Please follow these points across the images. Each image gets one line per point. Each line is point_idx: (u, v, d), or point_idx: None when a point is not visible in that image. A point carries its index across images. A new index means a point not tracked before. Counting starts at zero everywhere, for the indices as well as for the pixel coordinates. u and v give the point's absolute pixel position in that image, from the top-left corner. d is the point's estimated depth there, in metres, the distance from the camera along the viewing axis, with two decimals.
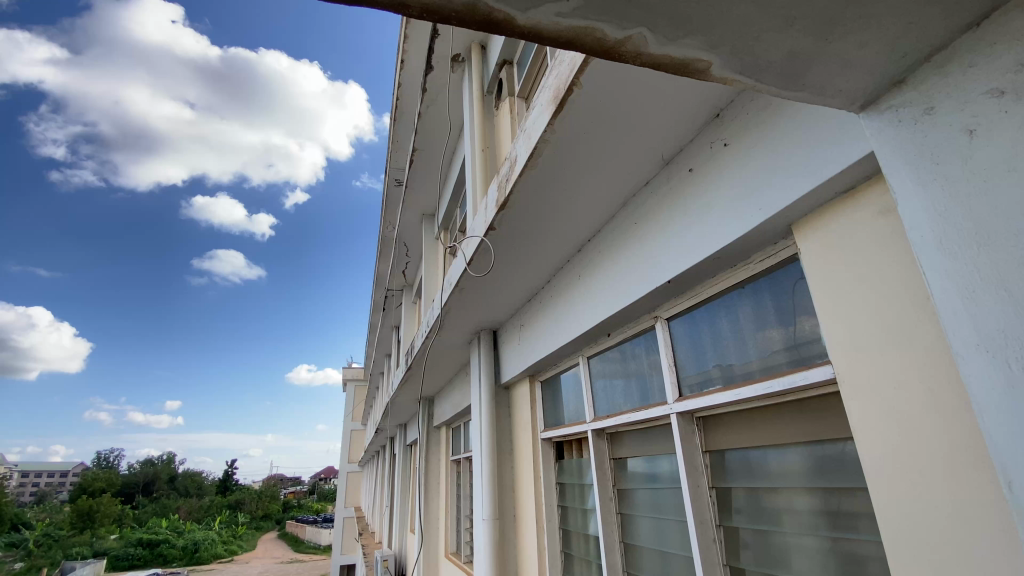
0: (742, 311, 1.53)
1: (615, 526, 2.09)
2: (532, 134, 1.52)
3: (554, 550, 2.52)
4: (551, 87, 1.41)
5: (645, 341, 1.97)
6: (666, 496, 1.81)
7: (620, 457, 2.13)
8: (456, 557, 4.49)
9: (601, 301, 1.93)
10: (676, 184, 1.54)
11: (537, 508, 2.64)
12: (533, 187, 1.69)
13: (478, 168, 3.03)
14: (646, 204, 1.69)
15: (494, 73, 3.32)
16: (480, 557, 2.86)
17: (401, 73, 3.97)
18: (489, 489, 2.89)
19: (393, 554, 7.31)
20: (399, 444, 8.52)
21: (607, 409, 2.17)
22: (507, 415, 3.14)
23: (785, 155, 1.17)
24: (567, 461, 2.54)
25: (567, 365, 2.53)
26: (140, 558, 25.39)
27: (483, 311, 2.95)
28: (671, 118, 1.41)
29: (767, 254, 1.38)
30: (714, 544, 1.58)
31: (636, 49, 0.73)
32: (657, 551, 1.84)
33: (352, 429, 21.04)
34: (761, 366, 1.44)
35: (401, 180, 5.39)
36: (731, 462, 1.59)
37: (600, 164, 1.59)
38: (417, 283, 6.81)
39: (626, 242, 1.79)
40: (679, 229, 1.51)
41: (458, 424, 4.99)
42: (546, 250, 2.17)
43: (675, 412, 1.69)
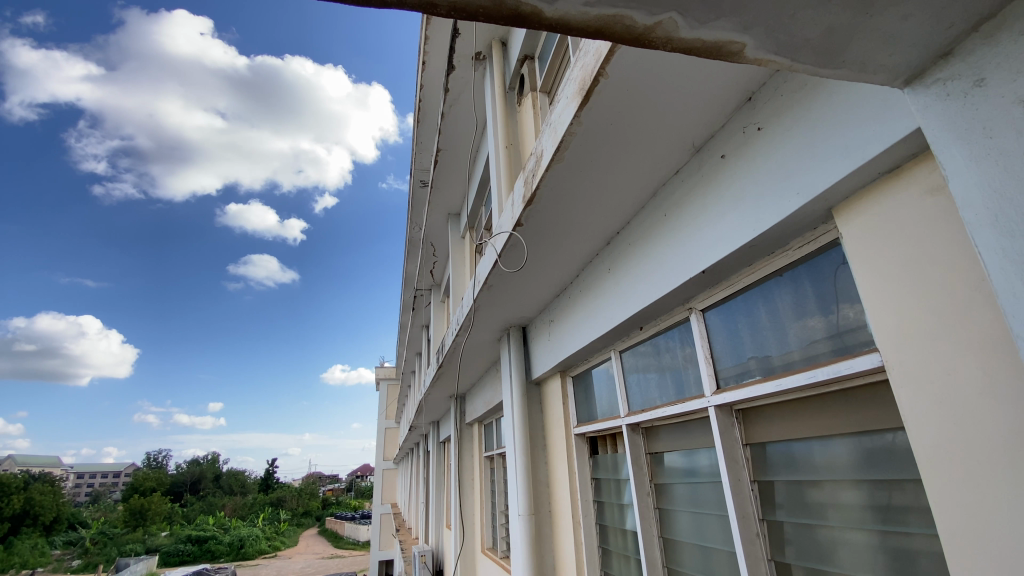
0: (780, 300, 1.49)
1: (653, 521, 2.07)
2: (558, 127, 1.50)
3: (591, 545, 2.51)
4: (576, 79, 1.40)
5: (680, 334, 1.93)
6: (706, 491, 1.78)
7: (657, 451, 2.10)
8: (493, 553, 4.51)
9: (633, 295, 1.91)
10: (708, 172, 1.51)
11: (572, 504, 2.63)
12: (561, 181, 1.68)
13: (503, 164, 3.04)
14: (676, 193, 1.66)
15: (515, 69, 3.32)
16: (518, 553, 2.86)
17: (423, 74, 4.02)
18: (524, 484, 2.89)
19: (431, 550, 7.42)
20: (433, 441, 8.62)
21: (641, 404, 2.15)
22: (539, 411, 3.14)
23: (823, 136, 1.13)
24: (602, 457, 2.53)
25: (598, 360, 2.52)
26: (190, 554, 26.48)
27: (512, 307, 2.95)
28: (700, 104, 1.37)
29: (806, 240, 1.34)
30: (758, 539, 1.54)
31: (666, 34, 0.72)
32: (698, 546, 1.81)
33: (386, 428, 21.42)
34: (802, 356, 1.39)
35: (426, 181, 5.45)
36: (773, 455, 1.55)
37: (628, 155, 1.56)
38: (445, 283, 6.88)
39: (657, 233, 1.76)
40: (712, 218, 1.48)
41: (490, 421, 5.02)
42: (575, 244, 2.15)
43: (712, 404, 1.66)
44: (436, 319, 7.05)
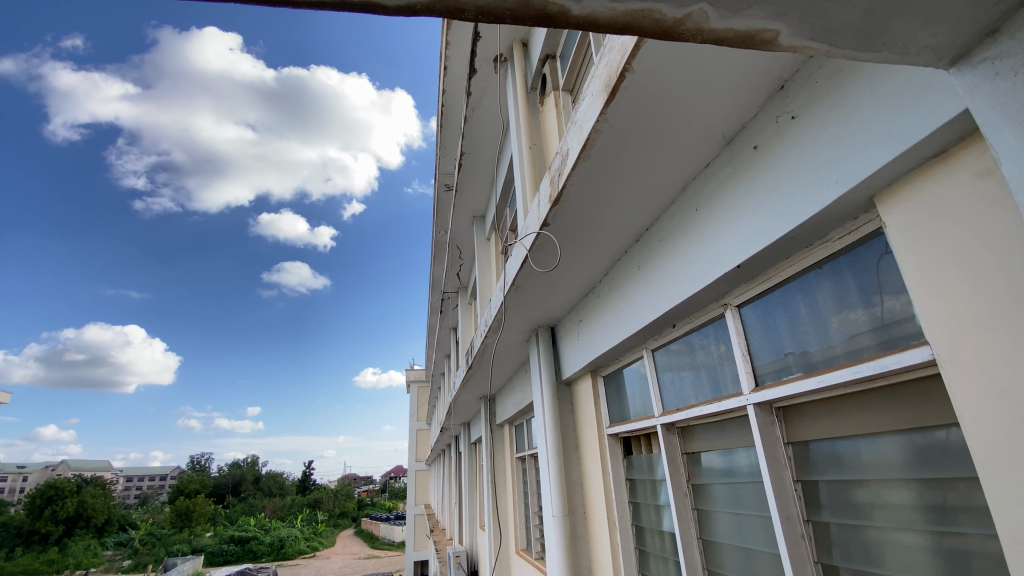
0: (821, 293, 1.44)
1: (691, 522, 2.03)
2: (584, 125, 1.49)
3: (628, 547, 2.48)
4: (601, 76, 1.39)
5: (714, 331, 1.89)
6: (746, 491, 1.73)
7: (694, 451, 2.06)
8: (528, 553, 4.50)
9: (665, 292, 1.88)
10: (741, 163, 1.47)
11: (607, 505, 2.60)
12: (587, 179, 1.66)
13: (527, 165, 3.04)
14: (707, 187, 1.62)
15: (537, 69, 3.31)
16: (553, 554, 2.84)
17: (445, 79, 4.05)
18: (557, 485, 2.88)
19: (465, 550, 7.46)
20: (464, 442, 8.67)
21: (676, 403, 2.11)
22: (570, 411, 3.12)
23: (863, 122, 1.09)
24: (637, 457, 2.50)
25: (630, 359, 2.49)
26: (233, 554, 27.32)
27: (541, 308, 2.95)
28: (730, 95, 1.34)
29: (847, 231, 1.29)
30: (803, 540, 1.49)
31: (697, 26, 0.70)
32: (739, 548, 1.77)
33: (418, 430, 21.66)
34: (845, 351, 1.35)
35: (450, 184, 5.49)
36: (817, 454, 1.50)
37: (657, 150, 1.54)
38: (472, 285, 6.92)
39: (688, 228, 1.73)
40: (746, 211, 1.44)
41: (521, 421, 5.02)
42: (603, 243, 2.14)
43: (751, 402, 1.61)
44: (464, 322, 7.09)
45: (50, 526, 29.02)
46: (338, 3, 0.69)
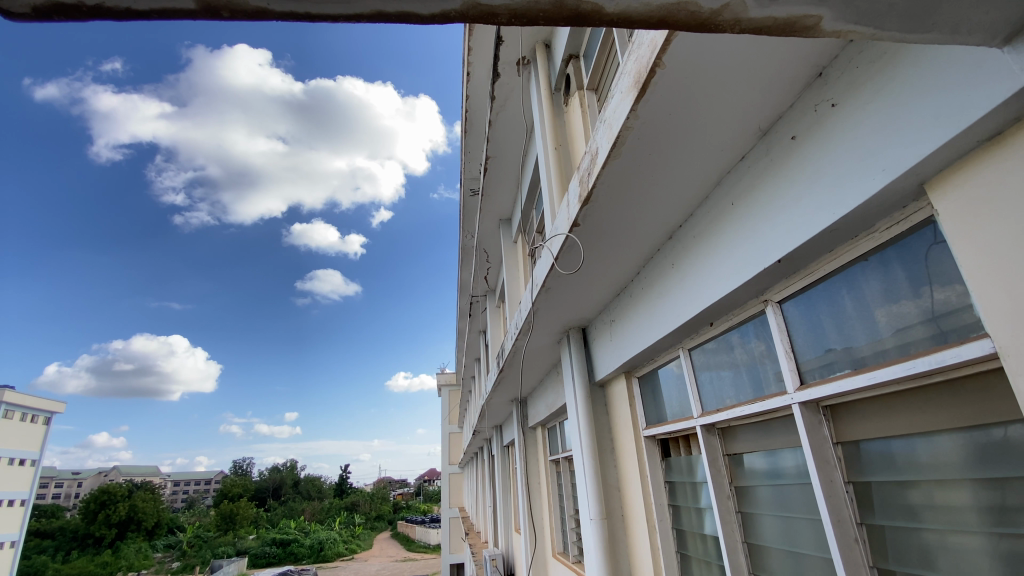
0: (868, 286, 1.38)
1: (735, 526, 1.97)
2: (614, 123, 1.48)
3: (669, 551, 2.43)
4: (630, 73, 1.37)
5: (754, 329, 1.84)
6: (793, 493, 1.68)
7: (735, 452, 2.01)
8: (565, 557, 4.46)
9: (701, 290, 1.83)
10: (778, 155, 1.43)
11: (645, 508, 2.56)
12: (617, 178, 1.65)
13: (553, 166, 3.04)
14: (743, 180, 1.58)
15: (560, 70, 3.30)
16: (591, 558, 2.81)
17: (468, 85, 4.09)
18: (594, 488, 2.84)
19: (501, 554, 7.45)
20: (496, 445, 8.68)
21: (716, 404, 2.06)
22: (605, 413, 3.08)
23: (909, 107, 1.04)
24: (676, 459, 2.45)
25: (666, 359, 2.44)
26: (275, 556, 28.03)
27: (572, 309, 2.93)
28: (765, 86, 1.31)
29: (895, 221, 1.24)
30: (856, 544, 1.43)
31: (734, 16, 0.69)
32: (787, 551, 1.71)
33: (450, 433, 21.82)
34: (895, 345, 1.29)
35: (476, 189, 5.53)
36: (868, 454, 1.43)
37: (688, 144, 1.51)
38: (500, 288, 6.94)
39: (723, 223, 1.69)
40: (785, 203, 1.40)
41: (553, 424, 5.00)
42: (635, 241, 2.11)
43: (796, 401, 1.56)
44: (492, 326, 7.12)
45: (105, 529, 30.43)
46: (373, 15, 0.70)
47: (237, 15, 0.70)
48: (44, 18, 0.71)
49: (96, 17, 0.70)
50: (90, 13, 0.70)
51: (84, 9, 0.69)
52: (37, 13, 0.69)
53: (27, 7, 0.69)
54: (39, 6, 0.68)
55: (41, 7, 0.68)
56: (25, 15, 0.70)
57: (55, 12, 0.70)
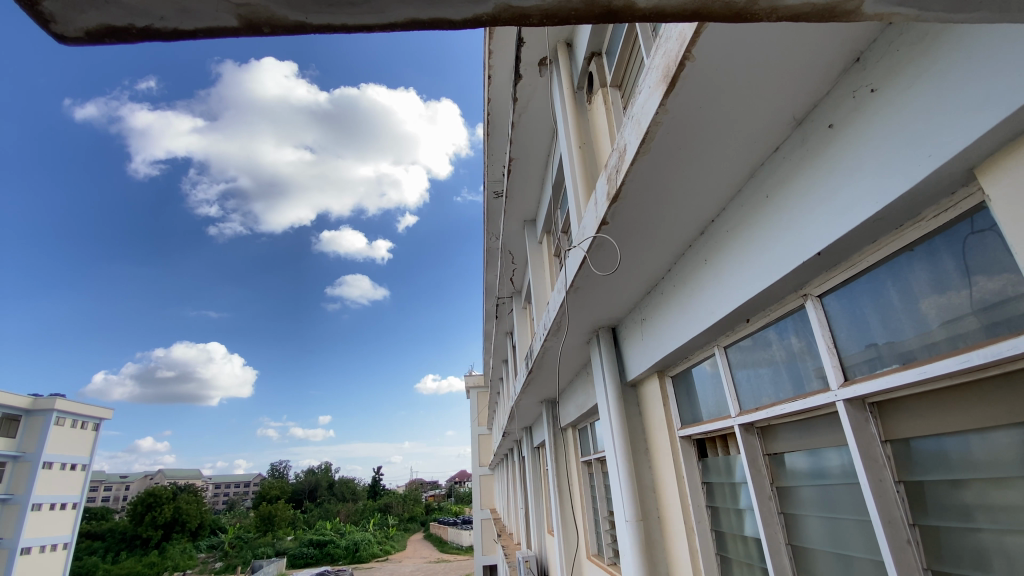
0: (914, 277, 1.33)
1: (778, 527, 1.92)
2: (642, 119, 1.47)
3: (708, 553, 2.38)
4: (659, 67, 1.36)
5: (793, 324, 1.79)
6: (839, 493, 1.62)
7: (776, 452, 1.95)
8: (599, 559, 4.42)
9: (736, 286, 1.79)
10: (815, 144, 1.39)
11: (683, 509, 2.51)
12: (646, 175, 1.63)
13: (578, 165, 3.03)
14: (778, 172, 1.54)
15: (582, 68, 3.29)
16: (627, 560, 2.77)
17: (490, 88, 4.10)
18: (629, 489, 2.80)
19: (535, 555, 7.42)
20: (526, 447, 8.66)
21: (754, 402, 2.01)
22: (638, 414, 3.05)
23: (954, 88, 1.00)
24: (713, 460, 2.40)
25: (700, 358, 2.40)
26: (313, 557, 28.63)
27: (602, 308, 2.91)
28: (799, 74, 1.28)
29: (943, 208, 1.19)
30: (909, 546, 1.37)
31: (769, 4, 0.67)
32: (834, 554, 1.66)
33: (480, 435, 21.92)
34: (946, 338, 1.24)
35: (500, 191, 5.55)
36: (919, 452, 1.38)
37: (720, 137, 1.48)
38: (526, 290, 6.94)
39: (758, 217, 1.65)
40: (823, 194, 1.35)
41: (584, 424, 4.96)
42: (667, 238, 2.08)
43: (840, 398, 1.51)
44: (519, 327, 7.12)
45: (152, 531, 31.69)
46: (407, 23, 0.71)
47: (277, 31, 0.72)
48: (97, 42, 0.74)
49: (144, 39, 0.73)
50: (140, 36, 0.73)
51: (134, 32, 0.72)
52: (90, 38, 0.73)
53: (81, 32, 0.72)
54: (94, 31, 0.71)
55: (94, 31, 0.72)
56: (79, 39, 0.74)
57: (106, 36, 0.73)
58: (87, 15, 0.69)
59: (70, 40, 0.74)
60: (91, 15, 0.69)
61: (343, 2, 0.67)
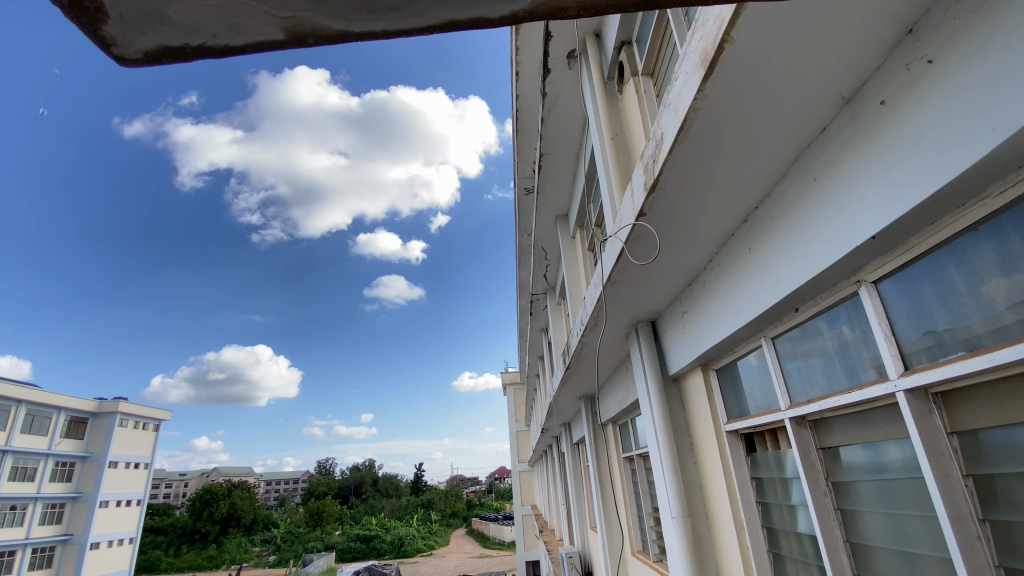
0: (980, 258, 1.25)
1: (834, 524, 1.85)
2: (679, 106, 1.44)
3: (760, 550, 2.31)
4: (696, 52, 1.33)
5: (846, 312, 1.71)
6: (902, 489, 1.55)
7: (831, 446, 1.88)
8: (644, 556, 4.37)
9: (783, 275, 1.73)
10: (865, 123, 1.32)
11: (732, 506, 2.45)
12: (685, 163, 1.60)
13: (611, 157, 3.00)
14: (825, 154, 1.48)
15: (612, 58, 3.24)
16: (674, 557, 2.72)
17: (518, 84, 4.09)
18: (674, 485, 2.75)
19: (578, 551, 7.40)
20: (566, 443, 8.64)
21: (806, 395, 1.94)
22: (681, 408, 2.99)
23: (1019, 55, 0.93)
24: (762, 454, 2.33)
25: (746, 350, 2.33)
26: (360, 551, 29.45)
27: (641, 301, 2.87)
28: (846, 51, 1.22)
29: (1010, 183, 1.11)
30: (979, 543, 1.30)
31: None
32: (897, 552, 1.58)
33: (518, 431, 22.00)
34: (1015, 323, 1.16)
35: (531, 187, 5.54)
36: (989, 444, 1.30)
37: (762, 119, 1.43)
38: (560, 285, 6.91)
39: (805, 201, 1.59)
40: (875, 175, 1.29)
41: (625, 419, 4.90)
42: (708, 227, 2.03)
43: (900, 389, 1.43)
44: (555, 323, 7.09)
45: (210, 525, 33.42)
46: (445, 24, 0.72)
47: (321, 41, 0.74)
48: (155, 63, 0.78)
49: (199, 57, 0.77)
50: (194, 54, 0.76)
51: (189, 50, 0.76)
52: (148, 58, 0.77)
53: (141, 54, 0.76)
54: (152, 52, 0.75)
55: (153, 52, 0.76)
56: (137, 60, 0.78)
57: (164, 56, 0.77)
58: (146, 37, 0.73)
59: (129, 61, 0.78)
60: (149, 37, 0.73)
61: (383, 8, 0.69)
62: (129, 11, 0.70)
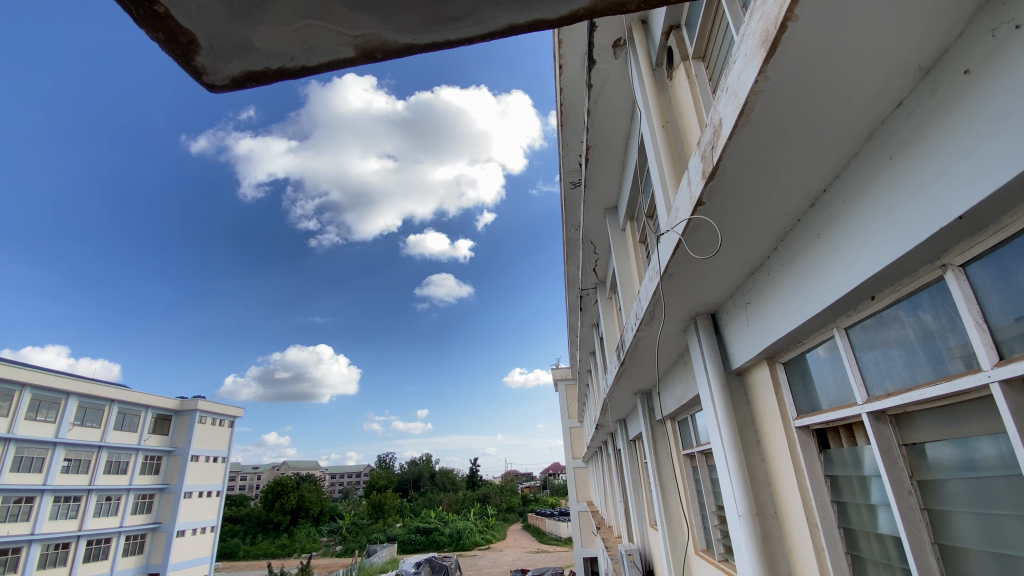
0: None
1: (921, 525, 1.73)
2: (739, 90, 1.39)
3: (836, 551, 2.20)
4: (756, 32, 1.28)
5: (930, 299, 1.59)
6: (997, 487, 1.43)
7: (914, 442, 1.76)
8: (709, 555, 4.24)
9: (857, 261, 1.63)
10: (946, 95, 1.23)
11: (804, 505, 2.35)
12: (746, 148, 1.54)
13: (662, 146, 2.94)
14: (902, 130, 1.38)
15: (661, 43, 3.15)
16: (742, 557, 2.63)
17: (562, 78, 4.07)
18: (740, 482, 2.67)
19: (639, 549, 7.27)
20: (621, 439, 8.49)
21: (885, 388, 1.82)
22: (746, 403, 2.89)
23: None
24: (837, 451, 2.22)
25: (817, 341, 2.22)
26: (421, 544, 30.23)
27: (699, 293, 2.79)
28: (923, 20, 1.14)
29: None
30: None
31: None
32: (992, 554, 1.47)
33: (572, 427, 21.89)
34: None
35: (577, 181, 5.48)
36: None
37: (829, 97, 1.36)
38: (611, 279, 6.82)
39: (879, 182, 1.49)
40: (959, 151, 1.19)
41: (684, 415, 4.78)
42: (772, 214, 1.95)
43: (995, 380, 1.33)
44: (607, 318, 7.00)
45: (282, 516, 35.34)
46: (508, 28, 0.82)
47: (388, 54, 0.87)
48: (237, 85, 0.94)
49: (277, 78, 0.91)
50: (272, 75, 0.91)
51: (269, 73, 0.90)
52: (233, 82, 0.93)
53: (227, 79, 0.92)
54: (236, 77, 0.91)
55: (236, 77, 0.91)
56: (223, 84, 0.95)
57: (246, 79, 0.92)
58: (233, 64, 0.88)
59: (218, 85, 0.95)
60: (235, 64, 0.88)
61: (448, 19, 0.80)
62: (219, 42, 0.85)
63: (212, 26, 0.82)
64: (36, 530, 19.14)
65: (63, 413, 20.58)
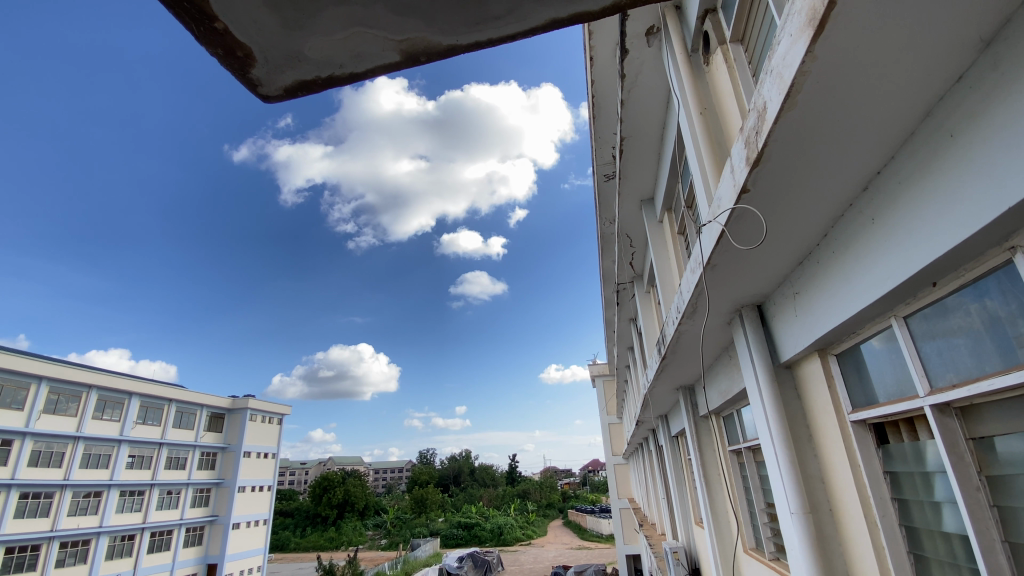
0: None
1: (990, 523, 1.64)
2: (785, 73, 1.35)
3: (897, 550, 2.11)
4: (801, 11, 1.23)
5: (997, 284, 1.50)
6: None
7: (982, 436, 1.66)
8: (760, 553, 4.13)
9: (915, 246, 1.56)
10: (1011, 67, 1.15)
11: (861, 502, 2.26)
12: (793, 132, 1.49)
13: (700, 134, 2.87)
14: (963, 106, 1.31)
15: (696, 28, 3.08)
16: (796, 555, 2.56)
17: (594, 69, 4.02)
18: (792, 478, 2.59)
19: (684, 547, 7.13)
20: (663, 435, 8.35)
21: (948, 379, 1.73)
22: (796, 397, 2.80)
23: None
24: (896, 446, 2.12)
25: (873, 331, 2.12)
26: (463, 539, 30.63)
27: (744, 284, 2.71)
28: None
29: None
30: None
31: None
32: None
33: (610, 423, 21.69)
34: None
35: (610, 173, 5.42)
36: None
37: (881, 75, 1.30)
38: (647, 272, 6.71)
39: (939, 162, 1.42)
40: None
41: (729, 410, 4.67)
42: (822, 199, 1.88)
43: None
44: (645, 313, 6.90)
45: (329, 511, 36.50)
46: (548, 23, 0.85)
47: (430, 57, 0.92)
48: (289, 95, 0.99)
49: (326, 85, 0.96)
50: (322, 83, 0.96)
51: (320, 81, 0.95)
52: (285, 92, 0.98)
53: (280, 89, 0.97)
54: (289, 86, 0.96)
55: (289, 87, 0.96)
56: (277, 94, 1.00)
57: (298, 89, 0.97)
58: (286, 74, 0.93)
59: (271, 95, 0.99)
60: (288, 74, 0.92)
61: (490, 18, 0.83)
62: (274, 54, 0.89)
63: (266, 39, 0.86)
64: (105, 523, 20.43)
65: (126, 412, 21.85)
